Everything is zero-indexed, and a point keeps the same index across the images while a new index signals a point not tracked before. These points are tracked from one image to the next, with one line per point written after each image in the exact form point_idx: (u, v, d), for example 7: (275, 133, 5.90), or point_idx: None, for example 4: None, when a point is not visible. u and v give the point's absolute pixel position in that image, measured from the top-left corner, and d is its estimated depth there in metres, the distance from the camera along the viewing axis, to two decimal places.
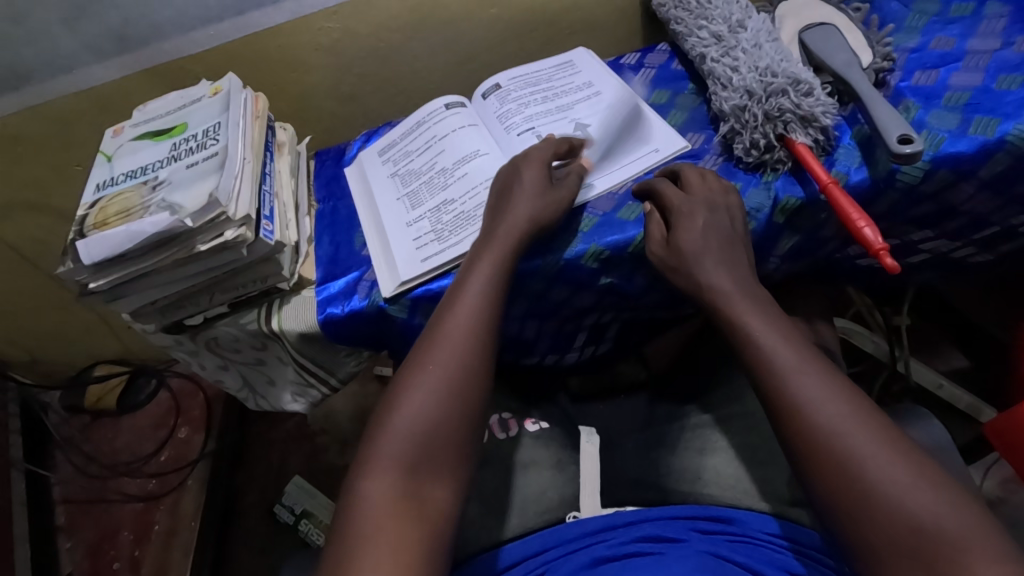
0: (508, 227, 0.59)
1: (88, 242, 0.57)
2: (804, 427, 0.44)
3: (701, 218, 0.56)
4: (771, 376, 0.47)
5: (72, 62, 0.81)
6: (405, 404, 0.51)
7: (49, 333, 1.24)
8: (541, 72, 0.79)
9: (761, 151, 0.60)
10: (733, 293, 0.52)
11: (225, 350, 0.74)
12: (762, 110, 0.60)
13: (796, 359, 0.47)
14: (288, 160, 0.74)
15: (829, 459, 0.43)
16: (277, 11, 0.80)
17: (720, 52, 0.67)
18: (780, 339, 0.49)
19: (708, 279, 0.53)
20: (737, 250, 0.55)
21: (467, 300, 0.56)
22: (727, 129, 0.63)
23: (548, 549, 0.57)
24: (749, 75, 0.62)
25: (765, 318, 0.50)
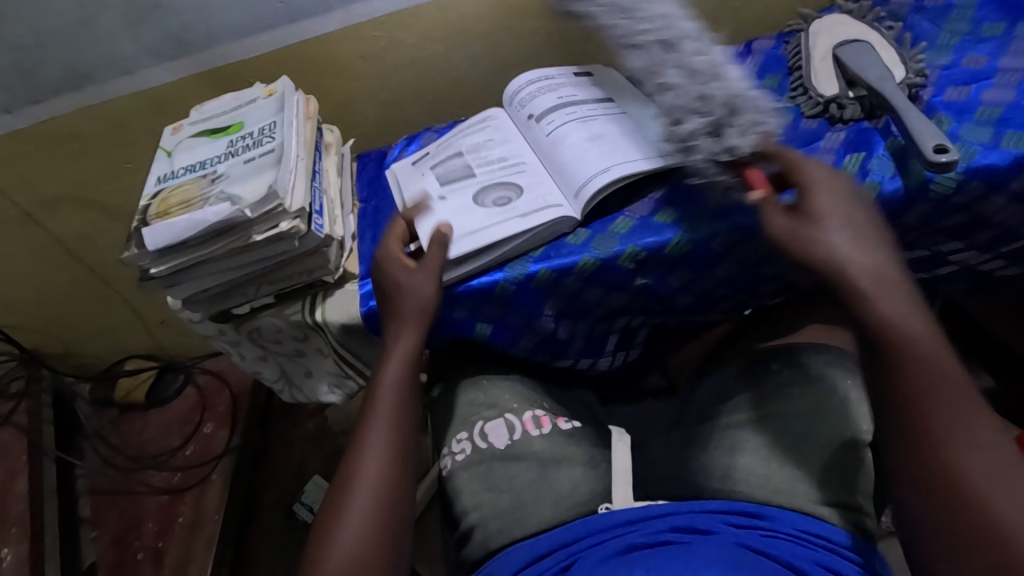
0: (403, 346, 0.63)
1: (152, 228, 0.60)
2: (937, 455, 0.45)
3: (841, 203, 0.54)
4: (918, 395, 0.47)
5: (134, 65, 0.86)
6: (337, 528, 0.52)
7: (86, 326, 1.28)
8: (557, 76, 0.80)
9: (718, 161, 0.59)
10: (881, 286, 0.50)
11: (267, 341, 0.76)
12: (725, 119, 0.59)
13: (937, 376, 0.47)
14: (334, 159, 0.77)
15: (950, 487, 0.44)
16: (329, 21, 0.85)
17: (670, 62, 0.65)
18: (925, 351, 0.47)
19: (841, 253, 0.52)
20: (883, 240, 0.53)
21: (381, 414, 0.60)
22: (686, 131, 0.61)
23: (579, 539, 0.58)
24: (719, 85, 0.61)
25: (907, 319, 0.49)
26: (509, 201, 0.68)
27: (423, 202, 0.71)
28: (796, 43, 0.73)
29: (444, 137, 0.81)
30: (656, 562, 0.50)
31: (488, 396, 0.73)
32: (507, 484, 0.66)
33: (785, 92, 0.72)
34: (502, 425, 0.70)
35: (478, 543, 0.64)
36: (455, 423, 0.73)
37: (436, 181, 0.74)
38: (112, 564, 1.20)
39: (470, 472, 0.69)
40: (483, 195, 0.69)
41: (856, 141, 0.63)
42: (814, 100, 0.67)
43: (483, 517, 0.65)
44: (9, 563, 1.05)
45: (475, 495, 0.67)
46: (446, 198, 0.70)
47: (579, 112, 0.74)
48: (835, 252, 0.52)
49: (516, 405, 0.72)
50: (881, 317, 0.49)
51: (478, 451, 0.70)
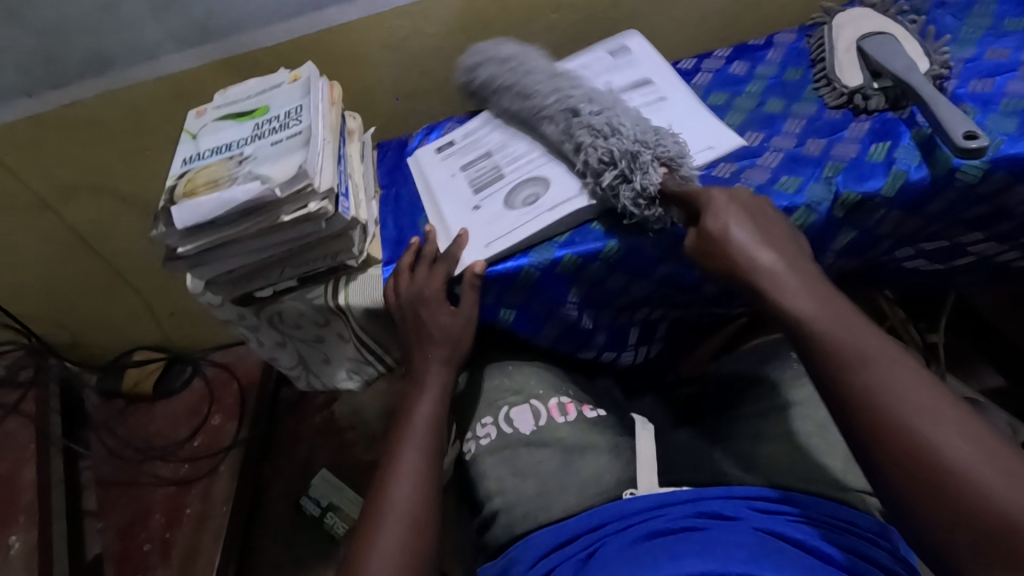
0: (433, 378, 0.67)
1: (180, 207, 0.60)
2: (880, 411, 0.44)
3: (741, 206, 0.57)
4: (840, 367, 0.47)
5: (157, 51, 0.86)
6: (372, 550, 0.55)
7: (95, 316, 1.27)
8: (590, 64, 0.81)
9: (645, 202, 0.61)
10: (787, 277, 0.52)
11: (287, 326, 0.76)
12: (650, 155, 0.62)
13: (853, 344, 0.47)
14: (357, 146, 0.78)
15: (904, 441, 0.42)
16: (352, 9, 0.85)
17: (577, 124, 0.67)
18: (836, 325, 0.48)
19: (742, 253, 0.53)
20: (787, 238, 0.55)
21: (414, 440, 0.63)
22: (605, 184, 0.62)
23: (604, 524, 0.58)
24: (614, 140, 0.63)
25: (816, 300, 0.50)
26: (537, 197, 0.68)
27: (457, 213, 0.72)
28: (820, 36, 0.74)
29: (469, 129, 0.83)
30: (683, 548, 0.49)
31: (513, 382, 0.75)
32: (532, 470, 0.67)
33: (808, 84, 0.73)
34: (528, 411, 0.72)
35: (503, 526, 0.65)
36: (481, 406, 0.74)
37: (468, 188, 0.75)
38: (119, 556, 1.20)
39: (495, 456, 0.70)
40: (511, 198, 0.70)
41: (881, 130, 0.63)
42: (839, 90, 0.68)
43: (508, 502, 0.66)
44: (17, 551, 1.04)
45: (500, 480, 0.68)
46: (481, 206, 0.71)
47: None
48: (739, 247, 0.54)
49: (541, 391, 0.73)
50: (790, 308, 0.50)
51: (503, 435, 0.71)
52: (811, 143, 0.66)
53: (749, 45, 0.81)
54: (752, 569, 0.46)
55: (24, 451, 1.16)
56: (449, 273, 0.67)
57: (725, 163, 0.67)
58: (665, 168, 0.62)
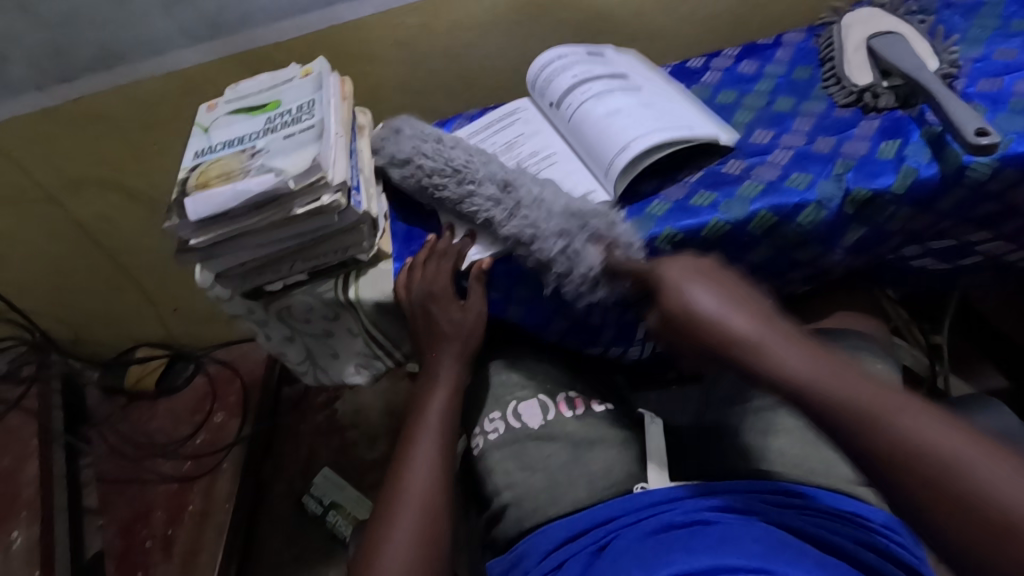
0: (447, 370, 0.68)
1: (194, 198, 0.60)
2: (915, 471, 0.38)
3: (707, 266, 0.51)
4: (860, 430, 0.41)
5: (167, 46, 0.86)
6: (391, 535, 0.56)
7: (99, 312, 1.27)
8: (569, 53, 0.79)
9: (593, 282, 0.60)
10: (765, 332, 0.46)
11: (296, 320, 0.76)
12: (584, 236, 0.60)
13: (849, 397, 0.42)
14: (368, 141, 0.78)
15: (953, 504, 0.37)
16: (362, 6, 0.85)
17: (506, 198, 0.65)
18: (836, 381, 0.43)
19: (720, 319, 0.47)
20: (751, 293, 0.50)
21: (430, 431, 0.64)
22: (546, 261, 0.61)
23: (614, 518, 0.59)
24: (550, 217, 0.62)
25: (807, 358, 0.44)
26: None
27: None
28: (829, 35, 0.75)
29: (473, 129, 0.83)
30: (696, 542, 0.49)
31: (520, 377, 0.75)
32: (541, 463, 0.67)
33: (817, 82, 0.74)
34: (536, 405, 0.72)
35: (512, 521, 0.65)
36: (487, 402, 0.74)
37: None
38: (120, 552, 1.20)
39: (503, 451, 0.70)
40: None
41: (891, 128, 0.64)
42: (848, 89, 0.69)
43: (517, 496, 0.66)
44: (19, 546, 1.04)
45: (508, 474, 0.68)
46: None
47: (594, 88, 0.74)
48: (713, 318, 0.47)
49: (549, 386, 0.74)
50: (785, 374, 0.44)
51: (512, 430, 0.71)
52: (820, 141, 0.66)
53: (758, 45, 0.82)
54: (773, 564, 0.46)
55: (27, 446, 1.16)
56: (455, 267, 0.68)
57: (735, 161, 0.68)
58: (603, 243, 0.60)
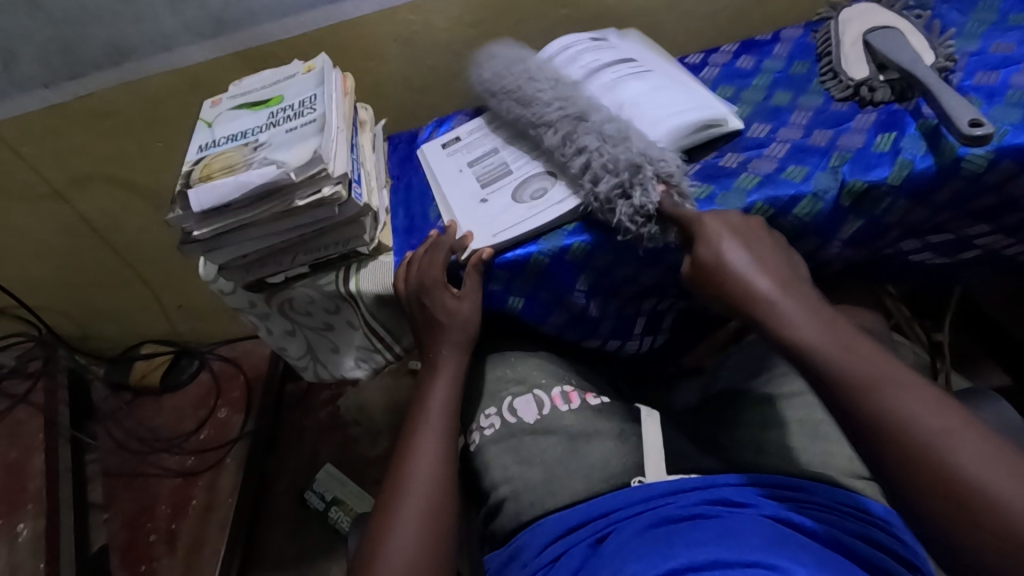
0: (449, 364, 0.68)
1: (197, 190, 0.61)
2: (895, 435, 0.43)
3: (740, 232, 0.57)
4: (855, 392, 0.46)
5: (173, 43, 0.88)
6: (395, 524, 0.57)
7: (105, 308, 1.29)
8: (578, 44, 0.81)
9: (645, 216, 0.60)
10: (784, 291, 0.52)
11: (297, 314, 0.77)
12: (650, 171, 0.60)
13: (841, 360, 0.47)
14: (369, 136, 0.79)
15: (922, 460, 0.42)
16: (365, 3, 0.86)
17: (582, 129, 0.65)
18: (836, 346, 0.48)
19: (744, 276, 0.54)
20: (786, 264, 0.55)
21: (432, 422, 0.65)
22: (604, 194, 0.61)
23: (611, 511, 0.59)
24: (620, 147, 0.62)
25: (820, 323, 0.50)
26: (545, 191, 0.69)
27: (466, 205, 0.73)
28: (827, 30, 0.75)
29: (477, 125, 0.83)
30: (695, 537, 0.50)
31: (516, 372, 0.75)
32: (538, 457, 0.68)
33: (814, 77, 0.75)
34: (532, 400, 0.72)
35: (509, 514, 0.65)
36: (483, 398, 0.75)
37: (475, 183, 0.75)
38: (124, 546, 1.21)
39: (500, 446, 0.70)
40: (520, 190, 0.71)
41: (887, 121, 0.64)
42: (844, 83, 0.69)
43: (514, 490, 0.66)
44: (25, 537, 1.06)
45: (505, 469, 0.68)
46: (489, 200, 0.72)
47: (606, 78, 0.75)
48: (738, 274, 0.54)
49: (544, 381, 0.74)
50: (794, 328, 0.50)
51: (508, 425, 0.71)
52: (817, 134, 0.67)
53: (756, 41, 0.83)
54: (774, 559, 0.46)
55: (34, 439, 1.18)
56: (448, 258, 0.68)
57: (733, 154, 0.68)
58: (665, 184, 0.61)
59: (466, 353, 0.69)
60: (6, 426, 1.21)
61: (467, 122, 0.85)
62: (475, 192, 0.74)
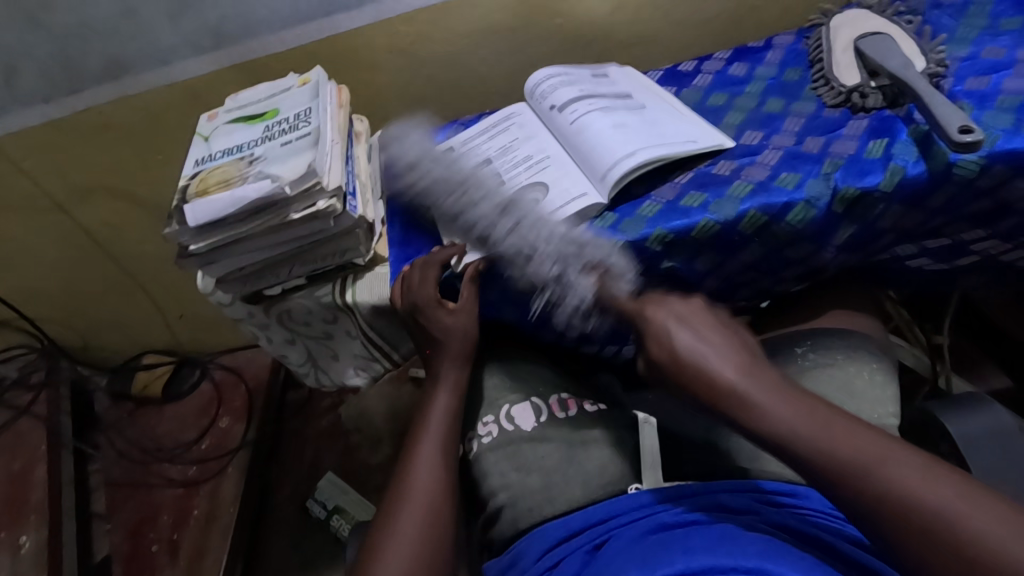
0: (450, 378, 0.68)
1: (193, 205, 0.62)
2: (906, 513, 0.41)
3: (694, 315, 0.55)
4: (851, 479, 0.43)
5: (171, 57, 0.88)
6: (397, 534, 0.57)
7: (107, 319, 1.29)
8: (575, 73, 0.82)
9: (585, 313, 0.66)
10: (750, 378, 0.50)
11: (295, 324, 0.78)
12: (575, 269, 0.64)
13: (818, 448, 0.45)
14: (364, 147, 0.80)
15: (939, 543, 0.40)
16: (361, 15, 0.87)
17: (511, 219, 0.68)
18: (815, 431, 0.46)
19: (710, 369, 0.51)
20: (743, 346, 0.53)
21: (433, 432, 0.65)
22: (542, 304, 0.68)
23: (609, 518, 0.59)
24: (547, 245, 0.65)
25: (790, 407, 0.48)
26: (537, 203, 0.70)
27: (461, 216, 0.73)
28: (818, 37, 0.76)
29: (472, 133, 0.83)
30: (691, 542, 0.50)
31: (514, 380, 0.76)
32: (535, 465, 0.68)
33: (806, 83, 0.75)
34: (529, 408, 0.72)
35: (507, 523, 0.65)
36: (481, 405, 0.75)
37: None
38: (127, 556, 1.21)
39: (497, 453, 0.70)
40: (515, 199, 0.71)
41: (879, 128, 0.64)
42: (837, 89, 0.69)
43: (512, 497, 0.67)
44: (28, 549, 1.06)
45: (503, 476, 0.68)
46: None
47: (600, 102, 0.76)
48: (701, 370, 0.51)
49: (541, 389, 0.74)
50: (771, 421, 0.48)
51: (505, 433, 0.71)
52: (809, 141, 0.67)
53: (749, 48, 0.83)
54: (769, 564, 0.46)
55: (37, 451, 1.19)
56: (439, 274, 0.68)
57: (725, 162, 0.69)
58: (597, 271, 0.64)
59: (464, 367, 0.69)
60: (9, 437, 1.22)
61: (462, 131, 0.86)
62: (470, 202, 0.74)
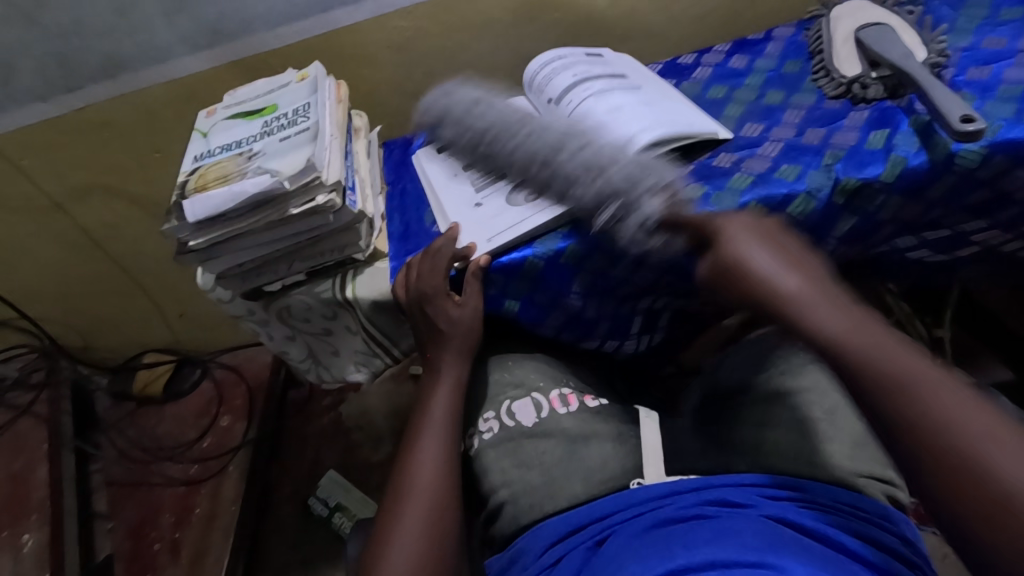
0: (451, 371, 0.68)
1: (192, 201, 0.62)
2: (923, 429, 0.43)
3: (764, 233, 0.55)
4: (888, 390, 0.45)
5: (168, 54, 0.88)
6: (402, 528, 0.58)
7: (107, 318, 1.29)
8: (567, 55, 0.81)
9: (650, 232, 0.58)
10: (813, 289, 0.51)
11: (296, 320, 0.78)
12: (649, 189, 0.58)
13: (862, 354, 0.47)
14: (363, 143, 0.79)
15: (951, 461, 0.41)
16: (358, 11, 0.87)
17: (571, 142, 0.63)
18: (867, 343, 0.47)
19: (768, 277, 0.52)
20: (812, 267, 0.54)
21: (435, 425, 0.65)
22: (606, 219, 0.60)
23: (611, 513, 0.59)
24: (614, 164, 0.60)
25: (846, 322, 0.49)
26: None
27: (462, 210, 0.73)
28: (818, 28, 0.75)
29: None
30: (693, 537, 0.49)
31: (514, 375, 0.75)
32: (536, 461, 0.68)
33: (806, 75, 0.75)
34: (530, 403, 0.72)
35: (508, 519, 0.65)
36: (483, 401, 0.74)
37: (472, 186, 0.75)
38: (129, 556, 1.21)
39: (499, 449, 0.70)
40: (516, 192, 0.71)
41: (880, 118, 0.64)
42: (837, 80, 0.69)
43: (513, 493, 0.66)
44: (30, 549, 1.06)
45: (504, 472, 0.68)
46: (485, 203, 0.72)
47: (595, 87, 0.74)
48: (764, 278, 0.52)
49: (542, 384, 0.74)
50: (820, 329, 0.49)
51: (506, 429, 0.71)
52: (810, 132, 0.67)
53: (749, 40, 0.83)
54: (772, 558, 0.46)
55: (38, 451, 1.18)
56: (448, 266, 0.67)
57: (725, 154, 0.68)
58: (665, 195, 0.58)
59: (468, 362, 0.69)
60: (10, 437, 1.22)
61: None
62: (471, 196, 0.74)
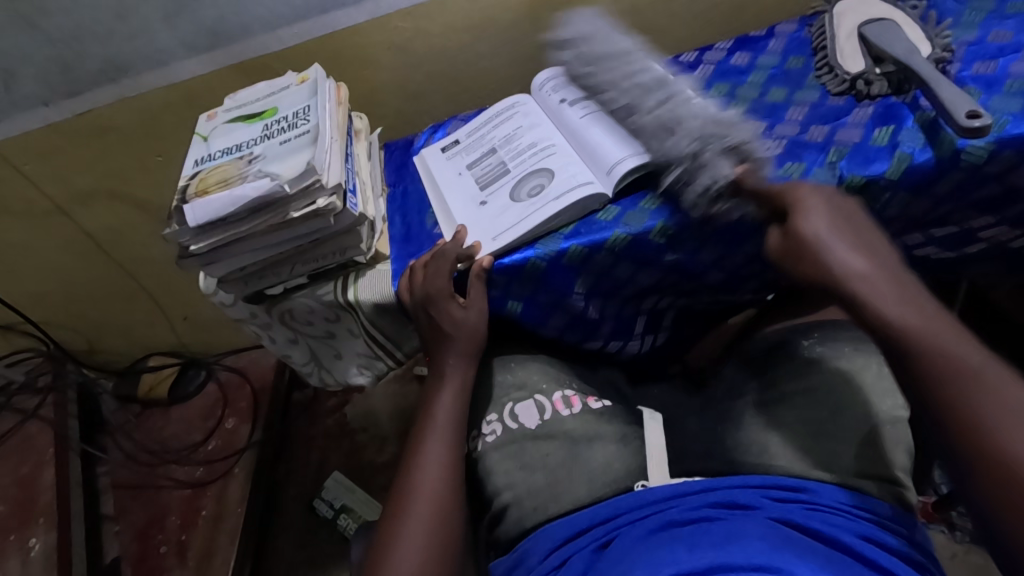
0: (454, 378, 0.68)
1: (193, 205, 0.61)
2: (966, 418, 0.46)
3: (837, 213, 0.55)
4: (948, 378, 0.47)
5: (168, 58, 0.88)
6: (404, 537, 0.57)
7: (111, 321, 1.29)
8: None
9: (714, 196, 0.59)
10: (878, 278, 0.52)
11: (298, 323, 0.78)
12: (714, 148, 0.59)
13: (927, 341, 0.49)
14: (364, 145, 0.79)
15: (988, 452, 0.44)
16: (358, 12, 0.86)
17: (640, 111, 0.65)
18: (930, 330, 0.49)
19: (837, 258, 0.53)
20: (885, 251, 0.55)
21: (439, 429, 0.65)
22: (672, 180, 0.62)
23: (616, 516, 0.59)
24: (689, 122, 0.62)
25: (910, 309, 0.50)
26: (543, 188, 0.69)
27: (465, 210, 0.72)
28: (822, 24, 0.75)
29: (474, 126, 0.83)
30: (700, 539, 0.49)
31: (516, 378, 0.75)
32: (539, 463, 0.67)
33: (809, 72, 0.74)
34: (533, 406, 0.72)
35: (513, 521, 0.65)
36: (485, 403, 0.74)
37: (474, 185, 0.75)
38: (136, 559, 1.22)
39: (502, 452, 0.70)
40: (518, 190, 0.70)
41: (885, 114, 0.63)
42: (841, 77, 0.69)
43: (517, 496, 0.66)
44: (37, 552, 1.07)
45: (508, 475, 0.68)
46: (488, 202, 0.72)
47: None
48: (836, 259, 0.53)
49: (545, 386, 0.74)
50: (885, 316, 0.51)
51: (509, 431, 0.71)
52: (814, 130, 0.67)
53: (750, 36, 0.82)
54: (777, 562, 0.45)
55: (44, 453, 1.19)
56: (452, 267, 0.66)
57: None
58: (736, 160, 0.59)
59: (468, 368, 0.68)
60: (17, 441, 1.22)
61: (463, 126, 0.85)
62: (474, 196, 0.74)
